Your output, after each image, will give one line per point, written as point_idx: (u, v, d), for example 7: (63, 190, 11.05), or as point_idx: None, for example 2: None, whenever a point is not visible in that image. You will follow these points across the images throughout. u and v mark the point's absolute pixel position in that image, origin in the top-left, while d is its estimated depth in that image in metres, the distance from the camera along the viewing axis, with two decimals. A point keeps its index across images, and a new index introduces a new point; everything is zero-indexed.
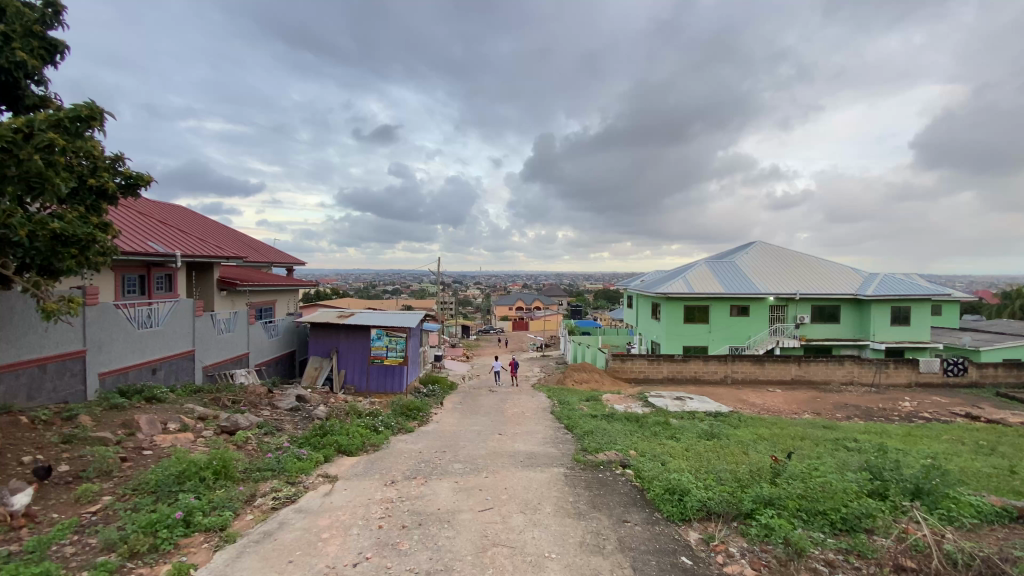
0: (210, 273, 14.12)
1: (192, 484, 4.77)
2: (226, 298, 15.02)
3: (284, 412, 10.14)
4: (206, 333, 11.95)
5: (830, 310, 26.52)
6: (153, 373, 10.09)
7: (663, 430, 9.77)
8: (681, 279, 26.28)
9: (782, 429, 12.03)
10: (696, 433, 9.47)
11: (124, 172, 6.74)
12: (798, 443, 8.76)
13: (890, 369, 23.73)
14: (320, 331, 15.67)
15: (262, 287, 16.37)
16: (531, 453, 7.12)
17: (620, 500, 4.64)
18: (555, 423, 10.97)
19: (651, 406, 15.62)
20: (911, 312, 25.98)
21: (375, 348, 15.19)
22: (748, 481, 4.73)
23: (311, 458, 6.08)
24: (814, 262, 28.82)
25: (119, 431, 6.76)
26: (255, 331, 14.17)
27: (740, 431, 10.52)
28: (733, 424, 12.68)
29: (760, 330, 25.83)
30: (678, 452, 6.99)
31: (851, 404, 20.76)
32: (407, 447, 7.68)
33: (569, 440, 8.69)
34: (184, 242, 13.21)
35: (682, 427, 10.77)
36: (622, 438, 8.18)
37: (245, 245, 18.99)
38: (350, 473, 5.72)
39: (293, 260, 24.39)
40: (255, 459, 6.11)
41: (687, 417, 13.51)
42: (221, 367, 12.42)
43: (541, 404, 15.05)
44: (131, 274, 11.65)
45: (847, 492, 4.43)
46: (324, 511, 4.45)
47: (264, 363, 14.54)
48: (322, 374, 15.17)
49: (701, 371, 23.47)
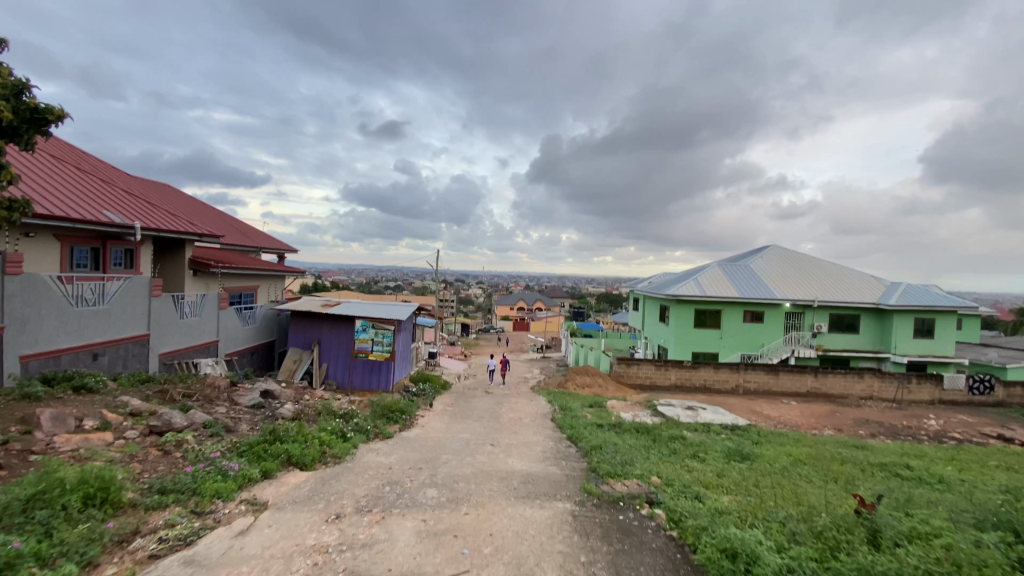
0: (180, 251, 12.78)
1: (48, 512, 3.38)
2: (200, 279, 13.65)
3: (243, 409, 8.76)
4: (166, 316, 10.56)
5: (848, 319, 25.05)
6: (93, 360, 8.70)
7: (683, 448, 8.38)
8: (692, 281, 24.89)
9: (814, 449, 10.60)
10: (722, 454, 8.02)
11: (29, 102, 5.31)
12: (848, 474, 7.33)
13: (912, 384, 22.25)
14: (302, 321, 14.24)
15: (241, 270, 15.00)
16: (528, 475, 5.75)
17: (654, 566, 3.24)
18: (556, 434, 9.57)
19: (661, 416, 14.24)
20: (935, 325, 24.49)
21: (360, 341, 13.82)
22: (838, 546, 3.32)
23: (240, 473, 4.71)
24: (833, 268, 27.37)
25: (12, 428, 5.37)
26: (226, 316, 12.79)
27: (769, 452, 9.06)
28: (756, 441, 11.23)
29: (774, 338, 24.37)
30: (712, 483, 5.59)
31: (872, 420, 19.33)
32: (376, 460, 6.30)
33: (574, 458, 7.26)
34: (149, 215, 11.89)
35: (703, 443, 9.35)
36: (638, 458, 6.80)
37: (228, 227, 17.69)
38: (287, 500, 4.32)
39: (283, 246, 23.01)
40: (168, 474, 4.74)
41: (702, 431, 12.10)
42: (182, 355, 11.02)
43: (540, 408, 13.66)
44: (82, 245, 10.31)
45: (997, 570, 3.01)
46: (221, 567, 3.09)
47: (236, 353, 13.15)
48: (301, 368, 13.69)
49: (711, 379, 22.05)
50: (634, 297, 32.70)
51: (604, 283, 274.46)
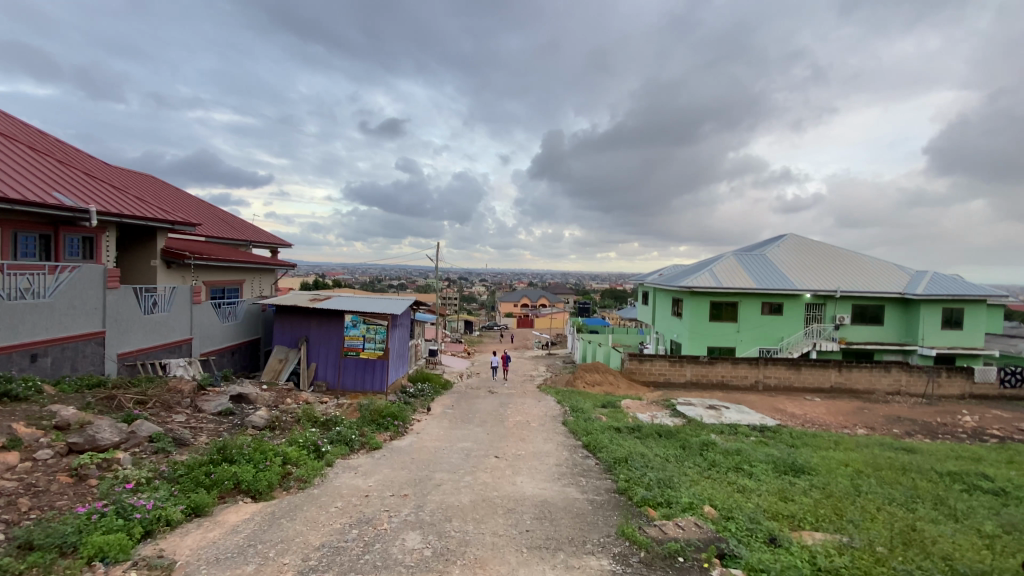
0: (151, 241, 11.55)
1: None
2: (175, 272, 12.42)
3: (206, 418, 7.53)
4: (125, 312, 9.32)
5: (871, 310, 23.70)
6: (31, 361, 7.48)
7: (721, 459, 7.13)
8: (706, 271, 23.57)
9: (860, 454, 9.34)
10: (769, 467, 6.76)
11: None
12: (926, 491, 6.06)
13: (942, 378, 20.91)
14: (287, 317, 12.97)
15: (221, 262, 13.77)
16: (543, 505, 4.53)
17: None
18: (570, 442, 8.32)
19: (682, 417, 12.97)
20: (964, 315, 23.07)
21: (350, 338, 12.61)
22: None
23: (147, 516, 3.53)
24: (853, 256, 25.98)
25: None
26: (202, 312, 11.57)
27: (819, 461, 7.78)
28: (793, 446, 9.97)
29: (794, 331, 23.07)
30: (783, 515, 4.34)
31: (905, 417, 18.03)
32: (352, 483, 5.04)
33: (594, 474, 6.01)
34: (111, 200, 10.64)
35: (740, 451, 8.10)
36: (675, 475, 5.57)
37: (213, 219, 16.48)
38: (204, 558, 3.11)
39: (276, 240, 21.78)
40: (51, 519, 3.53)
41: (730, 435, 10.83)
42: (148, 355, 9.79)
43: (550, 410, 12.42)
44: (27, 232, 9.12)
45: None
46: None
47: (214, 353, 11.93)
48: (287, 369, 12.48)
49: (729, 375, 20.75)
50: (644, 290, 31.42)
51: (608, 279, 272.97)
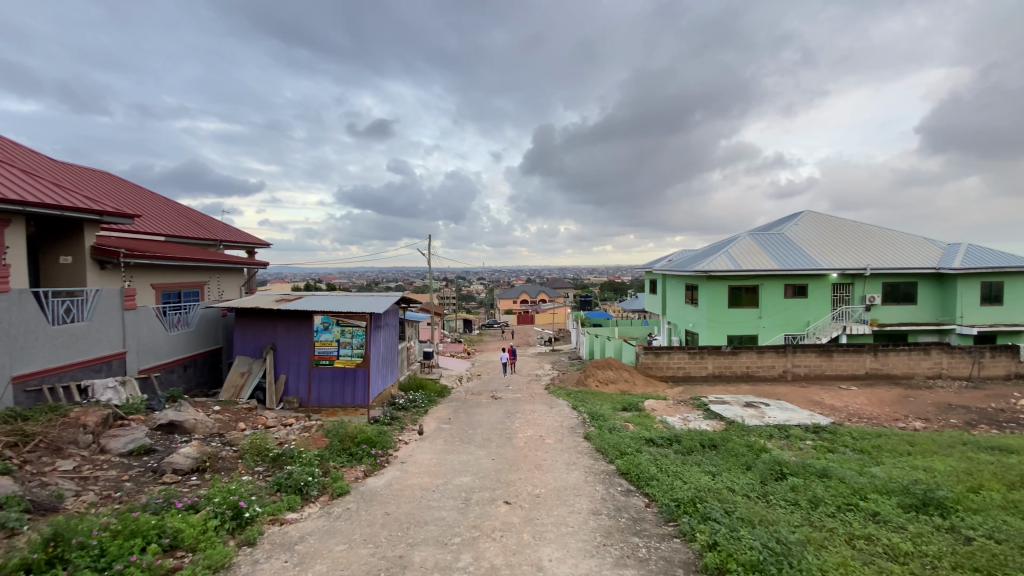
0: (77, 236, 9.50)
1: None
2: (112, 274, 10.35)
3: (108, 463, 5.50)
4: (26, 322, 7.25)
5: (902, 288, 21.81)
6: None
7: (818, 489, 5.15)
8: (723, 253, 21.60)
9: (962, 462, 7.43)
10: (893, 503, 4.79)
11: None
12: None
13: (988, 359, 19.01)
14: (249, 323, 10.95)
15: (171, 261, 11.71)
16: None
17: None
18: (601, 468, 6.33)
19: (719, 420, 11.05)
20: (1005, 289, 21.12)
21: (323, 344, 10.60)
22: None
23: None
24: (877, 232, 24.07)
25: None
26: (140, 318, 9.52)
27: (937, 481, 5.83)
28: (870, 454, 8.03)
29: (820, 315, 21.17)
30: None
31: (956, 404, 16.09)
32: None
33: (656, 533, 4.06)
34: (18, 185, 8.57)
35: (827, 472, 6.12)
36: (792, 537, 3.64)
37: (169, 215, 14.36)
38: None
39: (250, 239, 19.70)
40: None
41: (786, 442, 8.89)
42: (61, 376, 7.74)
43: (566, 418, 10.45)
44: None
45: None
46: None
47: (157, 368, 9.85)
48: (249, 385, 10.44)
49: (754, 366, 18.85)
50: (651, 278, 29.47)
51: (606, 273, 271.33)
